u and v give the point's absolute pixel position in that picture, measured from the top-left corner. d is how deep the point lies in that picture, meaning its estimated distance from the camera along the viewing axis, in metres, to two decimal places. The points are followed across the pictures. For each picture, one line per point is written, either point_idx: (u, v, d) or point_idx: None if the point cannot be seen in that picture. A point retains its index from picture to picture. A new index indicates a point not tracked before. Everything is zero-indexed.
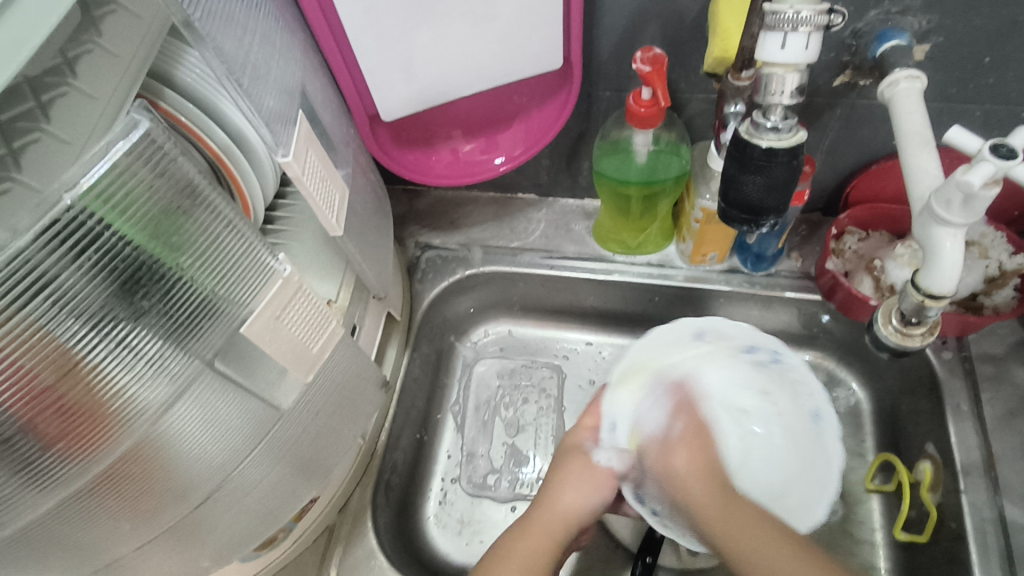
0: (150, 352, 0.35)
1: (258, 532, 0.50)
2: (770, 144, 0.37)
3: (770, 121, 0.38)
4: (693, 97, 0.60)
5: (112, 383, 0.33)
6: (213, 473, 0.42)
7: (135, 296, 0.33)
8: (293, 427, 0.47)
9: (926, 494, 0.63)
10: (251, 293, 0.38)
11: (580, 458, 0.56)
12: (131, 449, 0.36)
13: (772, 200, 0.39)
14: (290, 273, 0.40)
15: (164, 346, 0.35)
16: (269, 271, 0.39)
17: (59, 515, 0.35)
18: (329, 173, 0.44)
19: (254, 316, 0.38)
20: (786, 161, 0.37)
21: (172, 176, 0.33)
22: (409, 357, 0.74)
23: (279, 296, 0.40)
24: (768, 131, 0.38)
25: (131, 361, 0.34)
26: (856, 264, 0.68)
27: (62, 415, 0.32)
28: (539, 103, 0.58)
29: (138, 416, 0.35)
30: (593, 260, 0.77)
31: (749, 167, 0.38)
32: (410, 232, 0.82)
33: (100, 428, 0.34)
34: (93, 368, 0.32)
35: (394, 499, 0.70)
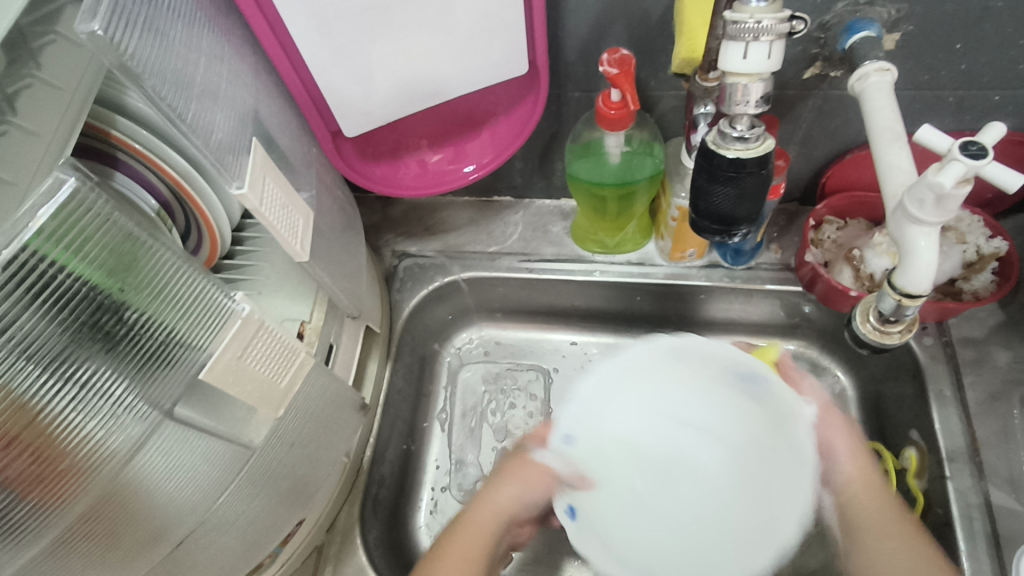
0: (113, 396, 0.33)
1: (244, 562, 0.49)
2: (738, 154, 0.36)
3: (736, 130, 0.36)
4: (663, 94, 0.59)
5: (76, 431, 0.32)
6: (187, 513, 0.41)
7: (89, 342, 0.32)
8: (267, 460, 0.46)
9: (912, 480, 0.63)
10: (210, 335, 0.37)
11: (520, 458, 0.53)
12: (98, 498, 0.35)
13: (744, 210, 0.39)
14: (248, 313, 0.39)
15: (127, 390, 0.34)
16: (228, 312, 0.38)
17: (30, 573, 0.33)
18: (290, 198, 0.43)
19: (215, 359, 0.37)
20: (756, 171, 0.37)
21: (117, 221, 0.32)
22: (391, 369, 0.73)
23: (240, 336, 0.38)
24: (735, 140, 0.36)
25: (94, 407, 0.33)
26: (835, 253, 0.68)
27: (25, 471, 0.30)
28: (508, 109, 0.56)
29: (104, 463, 0.34)
30: (573, 261, 0.76)
31: (719, 178, 0.37)
32: (386, 241, 0.80)
33: (65, 480, 0.32)
34: (55, 420, 0.31)
35: (384, 513, 0.70)
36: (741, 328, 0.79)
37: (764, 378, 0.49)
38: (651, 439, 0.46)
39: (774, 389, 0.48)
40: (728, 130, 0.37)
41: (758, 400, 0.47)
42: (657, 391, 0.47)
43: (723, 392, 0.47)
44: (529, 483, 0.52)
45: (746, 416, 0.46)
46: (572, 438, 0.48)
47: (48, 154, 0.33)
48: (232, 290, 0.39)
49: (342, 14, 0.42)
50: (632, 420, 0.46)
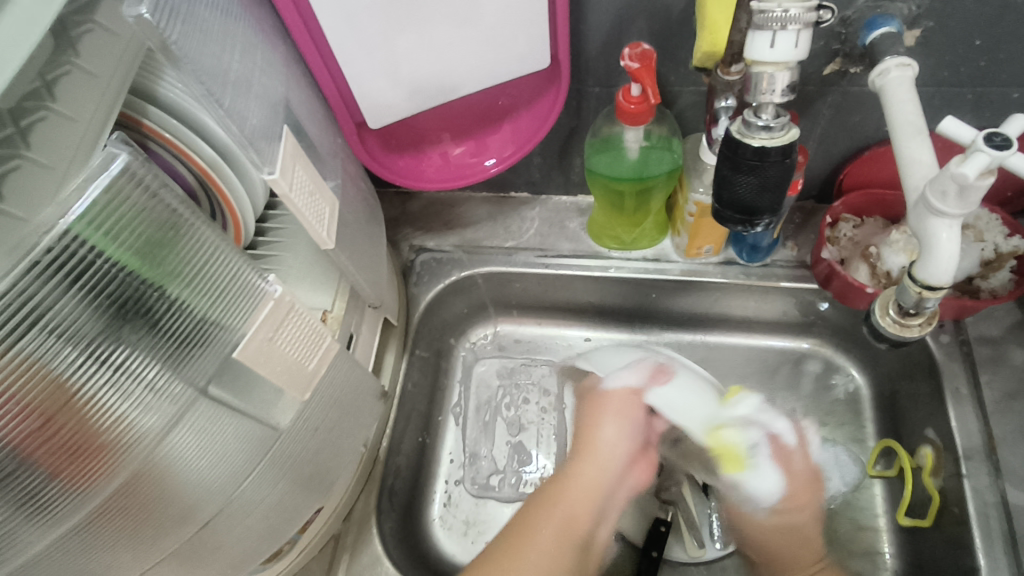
0: (147, 376, 0.34)
1: (269, 543, 0.50)
2: (763, 143, 0.37)
3: (761, 119, 0.37)
4: (683, 90, 0.60)
5: (112, 409, 0.33)
6: (216, 492, 0.42)
7: (126, 322, 0.33)
8: (294, 442, 0.46)
9: (927, 478, 0.63)
10: (243, 316, 0.38)
11: (598, 400, 0.59)
12: (132, 475, 0.35)
13: (766, 200, 0.39)
14: (280, 294, 0.40)
15: (161, 368, 0.35)
16: (260, 294, 0.39)
17: (64, 547, 0.34)
18: (317, 185, 0.44)
19: (246, 342, 0.38)
20: (779, 160, 0.37)
21: (159, 203, 0.33)
22: (407, 361, 0.74)
23: (270, 318, 0.39)
24: (760, 129, 0.37)
25: (130, 386, 0.34)
26: (851, 251, 0.68)
27: (62, 446, 0.31)
28: (528, 103, 0.57)
29: (137, 442, 0.35)
30: (589, 257, 0.76)
31: (741, 168, 0.38)
32: (404, 235, 0.81)
33: (99, 456, 0.33)
34: (91, 398, 0.32)
35: (399, 504, 0.70)
36: (756, 325, 0.79)
37: None
38: None
39: None
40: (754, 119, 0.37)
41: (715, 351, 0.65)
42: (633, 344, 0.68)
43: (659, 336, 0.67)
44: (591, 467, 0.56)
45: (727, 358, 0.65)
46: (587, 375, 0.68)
47: (85, 138, 0.32)
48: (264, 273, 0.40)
49: (371, 7, 0.43)
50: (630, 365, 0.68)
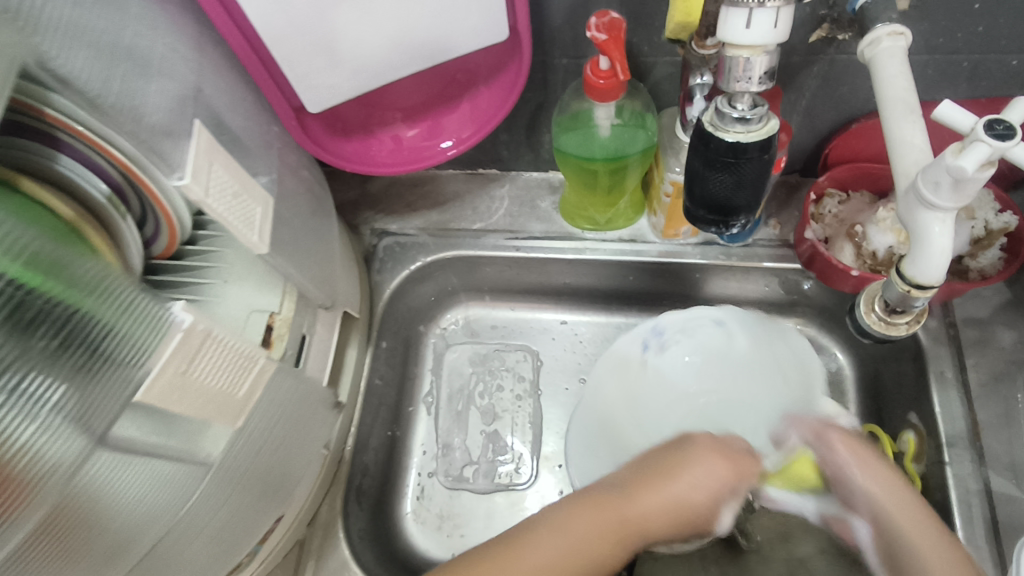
0: (54, 403, 0.30)
1: (222, 565, 0.47)
2: (738, 138, 0.33)
3: (736, 110, 0.33)
4: (657, 60, 0.55)
5: (18, 443, 0.28)
6: (149, 524, 0.38)
7: (15, 349, 0.28)
8: (232, 467, 0.43)
9: (908, 464, 0.61)
10: (146, 350, 0.33)
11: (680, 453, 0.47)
12: (54, 511, 0.31)
13: (741, 196, 0.36)
14: (190, 325, 0.35)
15: (67, 396, 0.31)
16: (165, 325, 0.34)
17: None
18: (244, 184, 0.39)
19: (155, 376, 0.34)
20: (757, 155, 0.34)
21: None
22: (372, 354, 0.70)
23: (183, 349, 0.35)
24: (734, 122, 0.33)
25: (36, 410, 0.29)
26: (836, 229, 0.64)
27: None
28: (486, 81, 0.52)
29: (56, 470, 0.30)
30: (561, 239, 0.72)
31: (716, 165, 0.34)
32: (365, 218, 0.76)
33: (15, 498, 0.29)
34: None
35: (368, 502, 0.68)
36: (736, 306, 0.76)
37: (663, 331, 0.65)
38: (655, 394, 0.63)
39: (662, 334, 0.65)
40: (729, 110, 0.33)
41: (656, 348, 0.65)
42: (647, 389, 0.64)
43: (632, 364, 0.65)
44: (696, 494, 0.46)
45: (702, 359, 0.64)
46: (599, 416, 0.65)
47: None
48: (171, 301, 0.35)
49: None
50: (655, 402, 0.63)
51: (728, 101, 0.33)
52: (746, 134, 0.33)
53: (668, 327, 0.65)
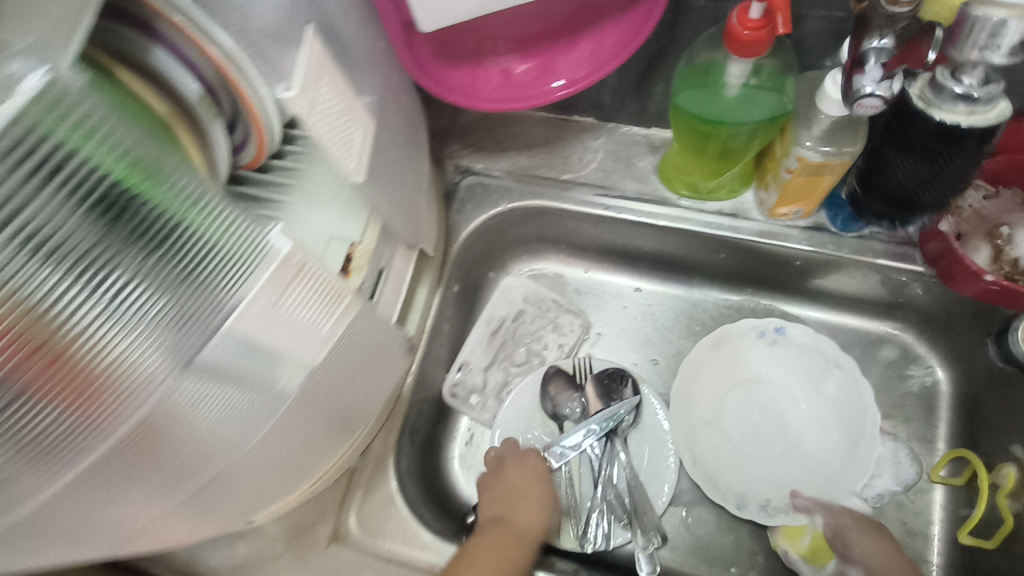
0: (149, 319, 0.29)
1: (277, 493, 0.47)
2: (971, 121, 0.40)
3: (961, 86, 0.39)
4: (811, 12, 0.48)
5: (111, 348, 0.28)
6: (228, 449, 0.37)
7: (116, 257, 0.27)
8: (303, 406, 0.39)
9: (1003, 499, 0.57)
10: (244, 275, 0.31)
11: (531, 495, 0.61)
12: (142, 424, 0.30)
13: (927, 196, 0.48)
14: (291, 251, 0.32)
15: (160, 316, 0.29)
16: (262, 250, 0.31)
17: (70, 498, 0.31)
18: (349, 101, 0.35)
19: (245, 305, 0.30)
20: (974, 146, 0.42)
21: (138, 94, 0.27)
22: (441, 296, 0.68)
23: (279, 278, 0.31)
24: (954, 96, 0.40)
25: (129, 321, 0.28)
26: (973, 227, 0.58)
27: (51, 386, 0.26)
28: (617, 13, 0.47)
29: (150, 377, 0.30)
30: (655, 203, 0.67)
31: (912, 152, 0.44)
32: (450, 152, 0.72)
33: (104, 395, 0.28)
34: (96, 335, 0.27)
35: (419, 442, 0.69)
36: (831, 299, 0.71)
37: (789, 328, 0.71)
38: (737, 395, 0.71)
39: (789, 329, 0.71)
40: (953, 85, 0.39)
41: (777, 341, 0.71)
42: (718, 387, 0.71)
43: (754, 351, 0.72)
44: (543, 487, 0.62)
45: (795, 359, 0.71)
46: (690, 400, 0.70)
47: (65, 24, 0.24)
48: (269, 220, 0.33)
49: None
50: (741, 407, 0.70)
51: (954, 76, 0.40)
52: (965, 115, 0.40)
53: (791, 330, 0.71)
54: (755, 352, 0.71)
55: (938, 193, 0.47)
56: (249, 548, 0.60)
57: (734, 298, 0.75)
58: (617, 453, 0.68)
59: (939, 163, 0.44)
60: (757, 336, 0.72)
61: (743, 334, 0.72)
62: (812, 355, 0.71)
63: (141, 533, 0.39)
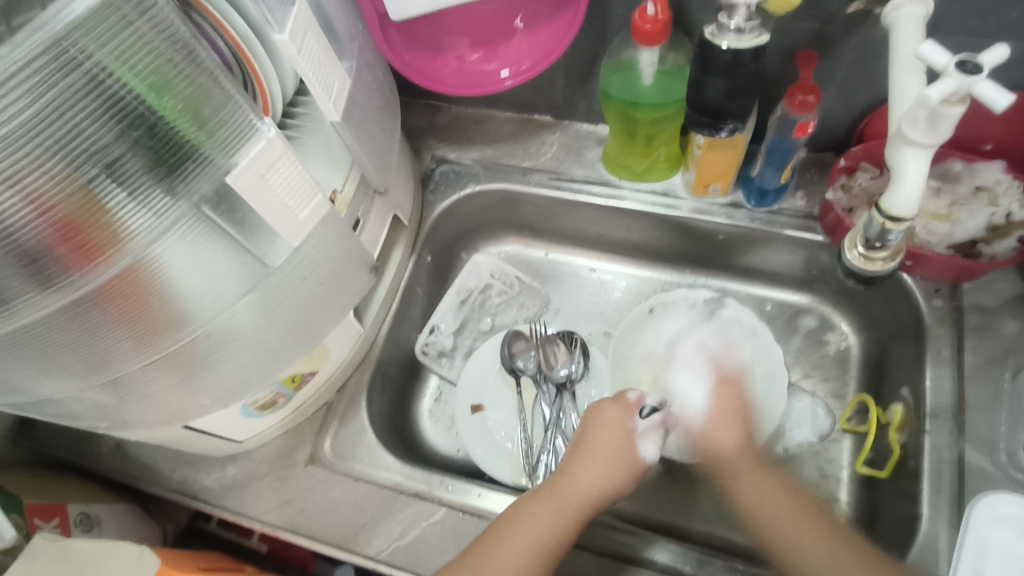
0: (137, 184, 0.35)
1: (254, 381, 0.53)
2: (731, 42, 0.52)
3: (732, 22, 0.52)
4: (705, 19, 0.61)
5: (109, 209, 0.35)
6: (203, 315, 0.43)
7: (117, 135, 0.34)
8: (283, 281, 0.47)
9: (893, 434, 0.64)
10: (235, 146, 0.38)
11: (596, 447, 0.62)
12: (125, 272, 0.37)
13: (733, 103, 0.57)
14: (275, 136, 0.39)
15: (145, 181, 0.36)
16: (253, 130, 0.38)
17: (59, 323, 0.37)
18: (330, 58, 0.47)
19: (240, 169, 0.38)
20: (747, 63, 0.53)
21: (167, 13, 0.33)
22: (414, 262, 0.78)
23: (265, 155, 0.39)
24: (729, 32, 0.52)
25: (125, 190, 0.35)
26: (860, 201, 0.68)
27: (51, 225, 0.33)
28: (546, 20, 0.59)
29: (136, 239, 0.37)
30: (599, 184, 0.78)
31: (712, 72, 0.56)
32: (428, 145, 0.85)
33: (96, 242, 0.35)
34: (92, 194, 0.34)
35: (390, 391, 0.78)
36: (757, 275, 0.82)
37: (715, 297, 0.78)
38: None
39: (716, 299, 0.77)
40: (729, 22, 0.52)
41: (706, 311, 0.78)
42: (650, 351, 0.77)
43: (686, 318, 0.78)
44: (618, 449, 0.62)
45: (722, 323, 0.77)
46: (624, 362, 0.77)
47: None
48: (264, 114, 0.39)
49: None
50: None
51: (728, 17, 0.52)
52: (737, 41, 0.52)
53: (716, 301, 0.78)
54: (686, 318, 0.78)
55: (738, 103, 0.58)
56: (237, 471, 0.68)
57: (675, 276, 0.86)
58: (566, 404, 0.77)
59: (731, 75, 0.55)
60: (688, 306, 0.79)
61: (674, 305, 0.79)
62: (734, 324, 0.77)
63: (126, 381, 0.44)
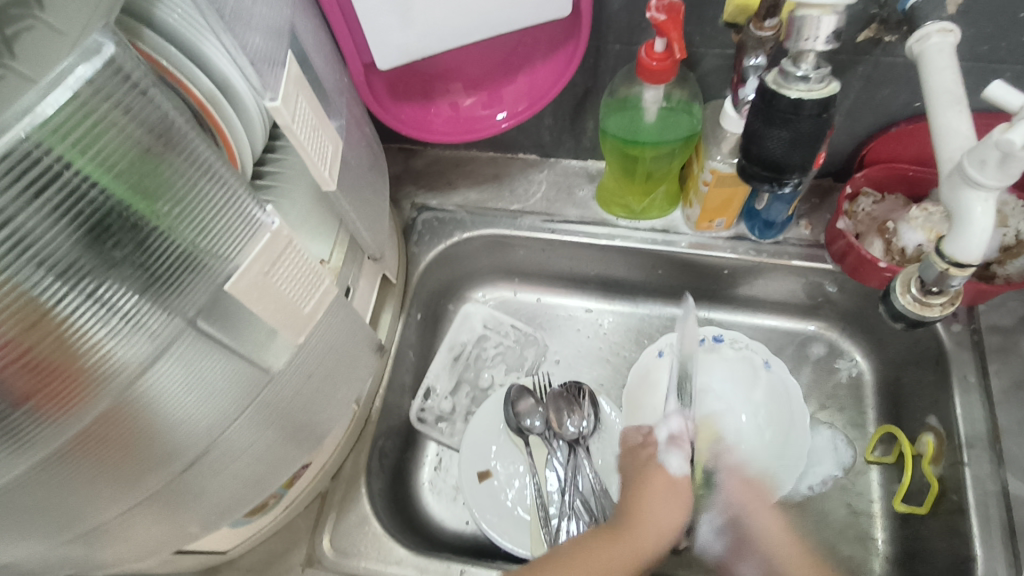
0: (124, 308, 0.30)
1: (249, 496, 0.47)
2: (799, 95, 0.42)
3: (801, 70, 0.42)
4: (708, 51, 0.58)
5: (89, 339, 0.29)
6: (198, 439, 0.38)
7: (98, 256, 0.29)
8: (284, 388, 0.42)
9: (927, 466, 0.62)
10: (235, 248, 0.34)
11: (659, 476, 0.56)
12: (111, 409, 0.32)
13: (797, 153, 0.46)
14: (279, 227, 0.36)
15: (133, 304, 0.31)
16: (257, 224, 0.35)
17: (33, 483, 0.32)
18: (322, 122, 0.42)
19: (240, 274, 0.34)
20: (813, 114, 0.43)
21: (150, 105, 0.29)
22: (404, 323, 0.72)
23: (268, 251, 0.35)
24: (797, 81, 0.42)
25: (105, 316, 0.30)
26: (868, 226, 0.66)
27: (16, 371, 0.27)
28: (546, 54, 0.54)
29: (118, 371, 0.31)
30: (595, 224, 0.74)
31: (776, 120, 0.44)
32: (406, 193, 0.78)
33: (75, 384, 0.30)
34: (67, 323, 0.28)
35: (389, 467, 0.69)
36: (762, 305, 0.79)
37: (723, 335, 0.76)
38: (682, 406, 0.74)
39: (726, 336, 0.76)
40: (794, 70, 0.42)
41: (715, 349, 0.76)
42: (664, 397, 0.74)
43: (695, 357, 0.76)
44: (668, 485, 0.56)
45: (730, 356, 0.75)
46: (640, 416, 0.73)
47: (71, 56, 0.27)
48: (264, 202, 0.36)
49: None
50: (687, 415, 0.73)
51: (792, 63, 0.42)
52: (805, 92, 0.42)
53: (727, 337, 0.76)
54: (696, 357, 0.75)
55: (802, 154, 0.46)
56: None
57: (674, 311, 0.82)
58: (580, 462, 0.71)
59: (794, 130, 0.44)
60: None
61: None
62: (743, 361, 0.75)
63: (104, 531, 0.39)
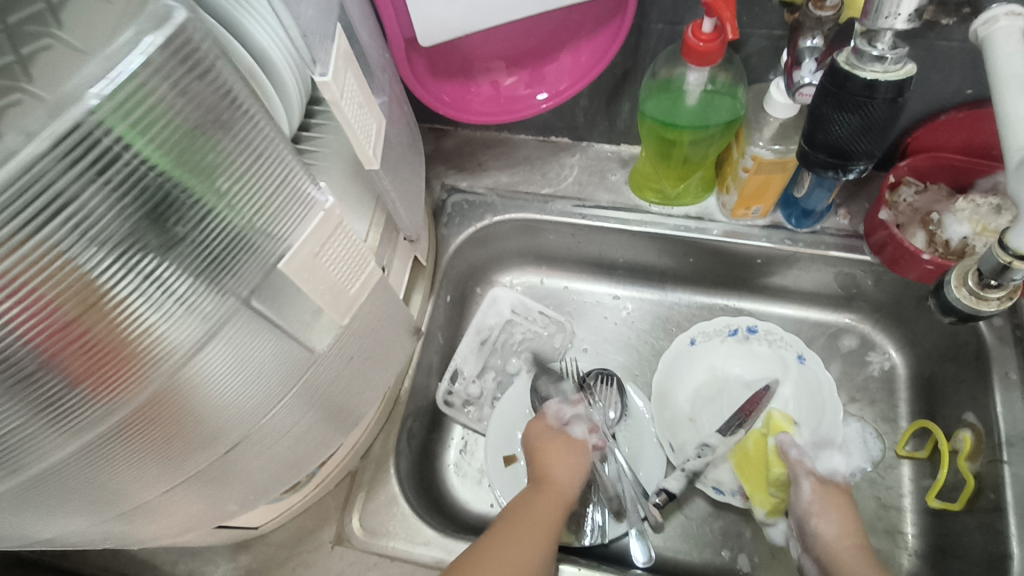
0: (178, 290, 0.30)
1: (285, 478, 0.47)
2: (875, 76, 0.42)
3: (875, 50, 0.41)
4: (754, 32, 0.56)
5: (141, 321, 0.29)
6: (241, 421, 0.38)
7: (155, 236, 0.28)
8: (326, 371, 0.42)
9: (963, 462, 0.61)
10: (292, 224, 0.34)
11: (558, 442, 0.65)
12: (160, 393, 0.32)
13: (864, 138, 0.46)
14: (331, 206, 0.36)
15: (186, 286, 0.30)
16: (312, 202, 0.35)
17: (82, 461, 0.32)
18: (367, 99, 0.41)
19: (295, 251, 0.34)
20: (886, 98, 0.43)
21: (214, 78, 0.28)
22: (433, 304, 0.71)
23: (320, 229, 0.36)
24: (873, 61, 0.42)
25: (158, 297, 0.29)
26: (909, 218, 0.64)
27: (68, 349, 0.27)
28: (589, 33, 0.52)
29: (168, 356, 0.31)
30: (628, 209, 0.73)
31: (848, 104, 0.44)
32: (436, 173, 0.78)
33: (126, 366, 0.30)
34: (119, 303, 0.28)
35: (415, 448, 0.69)
36: (794, 295, 0.78)
37: (757, 327, 0.75)
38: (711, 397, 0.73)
39: (760, 328, 0.75)
40: (869, 49, 0.41)
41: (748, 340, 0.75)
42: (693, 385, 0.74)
43: (727, 347, 0.75)
44: (561, 448, 0.64)
45: (762, 349, 0.75)
46: (669, 404, 0.73)
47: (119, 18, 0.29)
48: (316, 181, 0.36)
49: None
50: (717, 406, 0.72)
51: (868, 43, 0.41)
52: (880, 72, 0.42)
53: (762, 329, 0.75)
54: (727, 348, 0.75)
55: (868, 141, 0.46)
56: (252, 559, 0.60)
57: (703, 299, 0.81)
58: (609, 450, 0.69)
59: (866, 112, 0.44)
60: (729, 334, 0.76)
61: (717, 334, 0.76)
62: (774, 355, 0.74)
63: (148, 509, 0.39)
